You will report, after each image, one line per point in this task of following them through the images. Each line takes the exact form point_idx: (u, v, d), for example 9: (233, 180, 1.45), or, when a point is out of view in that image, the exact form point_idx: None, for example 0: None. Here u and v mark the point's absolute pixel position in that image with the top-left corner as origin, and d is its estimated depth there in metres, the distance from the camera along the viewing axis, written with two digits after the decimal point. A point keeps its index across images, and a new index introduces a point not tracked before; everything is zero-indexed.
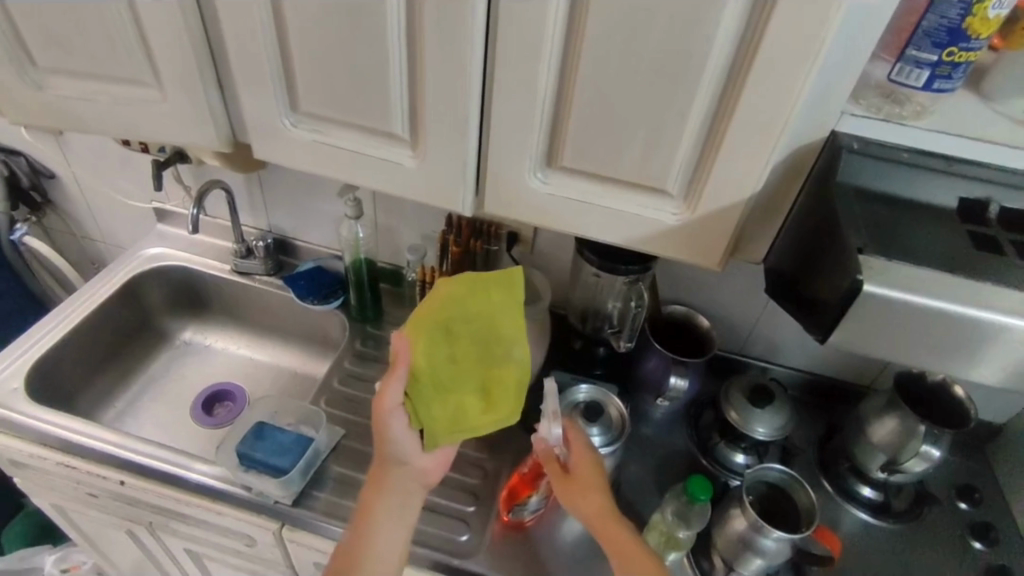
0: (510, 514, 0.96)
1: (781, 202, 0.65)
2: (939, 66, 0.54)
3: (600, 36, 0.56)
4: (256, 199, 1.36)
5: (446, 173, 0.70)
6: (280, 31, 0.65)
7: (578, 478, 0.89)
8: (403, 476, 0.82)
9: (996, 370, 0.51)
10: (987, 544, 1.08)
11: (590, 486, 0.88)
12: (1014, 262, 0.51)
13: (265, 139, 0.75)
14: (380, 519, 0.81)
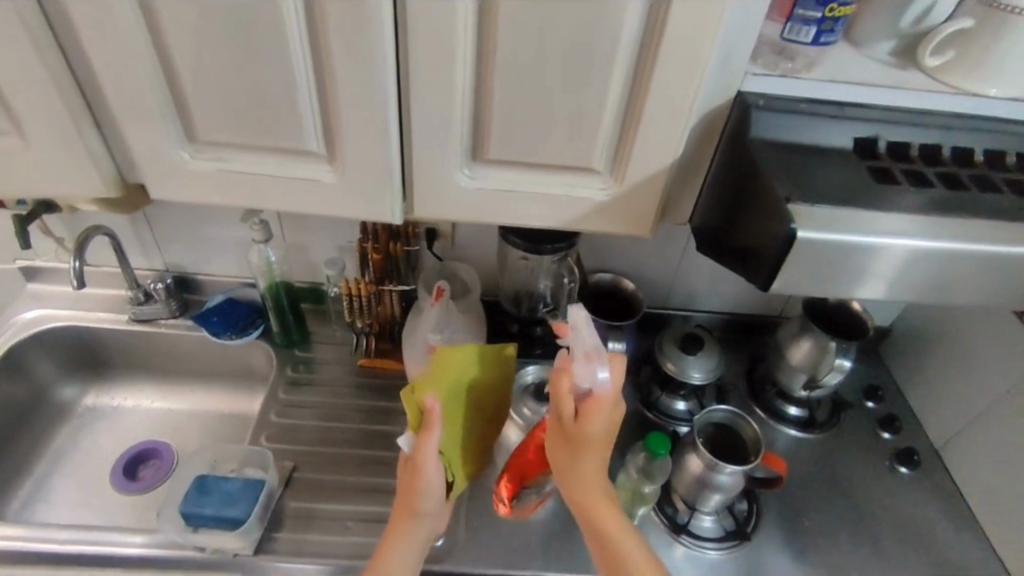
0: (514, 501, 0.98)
1: (699, 164, 0.69)
2: (824, 22, 0.59)
3: (512, 24, 0.56)
4: (143, 238, 1.24)
5: (370, 184, 0.68)
6: (163, 56, 0.59)
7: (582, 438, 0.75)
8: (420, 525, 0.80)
9: (898, 286, 0.58)
10: (894, 433, 1.22)
11: (589, 449, 0.76)
12: (903, 189, 0.58)
13: (161, 176, 0.68)
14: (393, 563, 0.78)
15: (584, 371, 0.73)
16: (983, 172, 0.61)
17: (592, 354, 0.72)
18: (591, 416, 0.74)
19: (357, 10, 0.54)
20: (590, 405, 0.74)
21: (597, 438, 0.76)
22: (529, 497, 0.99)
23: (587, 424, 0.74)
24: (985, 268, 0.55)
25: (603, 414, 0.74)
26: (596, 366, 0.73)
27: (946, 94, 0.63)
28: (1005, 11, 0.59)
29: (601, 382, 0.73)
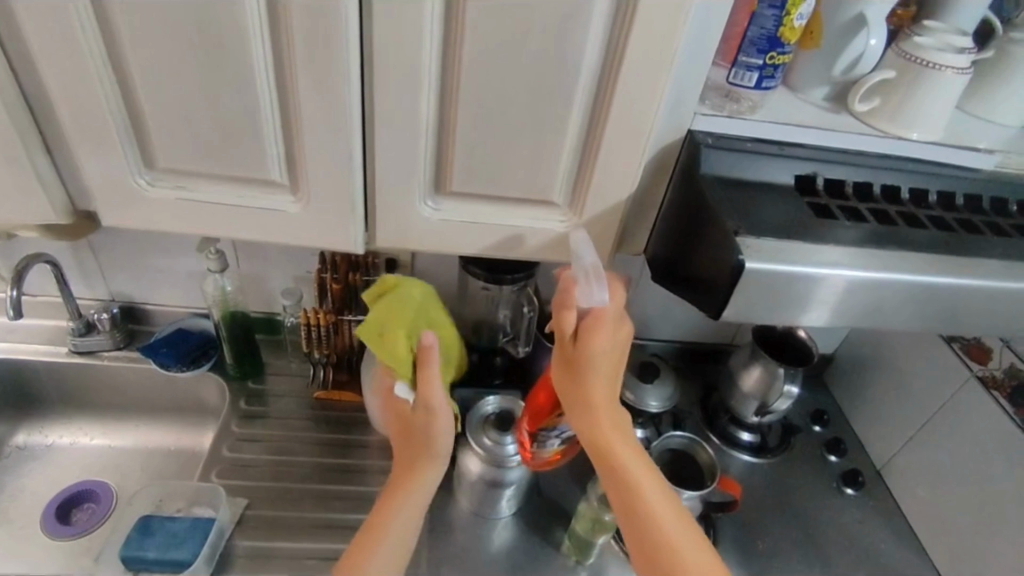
0: (534, 447, 1.00)
1: (653, 197, 0.72)
2: (765, 68, 0.63)
3: (476, 61, 0.58)
4: (89, 267, 1.20)
5: (333, 213, 0.68)
6: (124, 83, 0.58)
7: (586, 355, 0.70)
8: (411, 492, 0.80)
9: (840, 317, 0.61)
10: (839, 456, 1.27)
11: (594, 371, 0.72)
12: (840, 223, 0.62)
13: (114, 204, 0.67)
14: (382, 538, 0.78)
15: (583, 291, 0.69)
16: (910, 209, 0.66)
17: (592, 272, 0.69)
18: (596, 333, 0.70)
19: (325, 45, 0.55)
20: (593, 324, 0.70)
21: (603, 360, 0.71)
22: (548, 441, 1.00)
23: (591, 344, 0.70)
24: (914, 298, 0.59)
25: (607, 330, 0.70)
26: (596, 285, 0.69)
27: (874, 137, 0.68)
28: (918, 64, 0.66)
29: (601, 302, 0.69)
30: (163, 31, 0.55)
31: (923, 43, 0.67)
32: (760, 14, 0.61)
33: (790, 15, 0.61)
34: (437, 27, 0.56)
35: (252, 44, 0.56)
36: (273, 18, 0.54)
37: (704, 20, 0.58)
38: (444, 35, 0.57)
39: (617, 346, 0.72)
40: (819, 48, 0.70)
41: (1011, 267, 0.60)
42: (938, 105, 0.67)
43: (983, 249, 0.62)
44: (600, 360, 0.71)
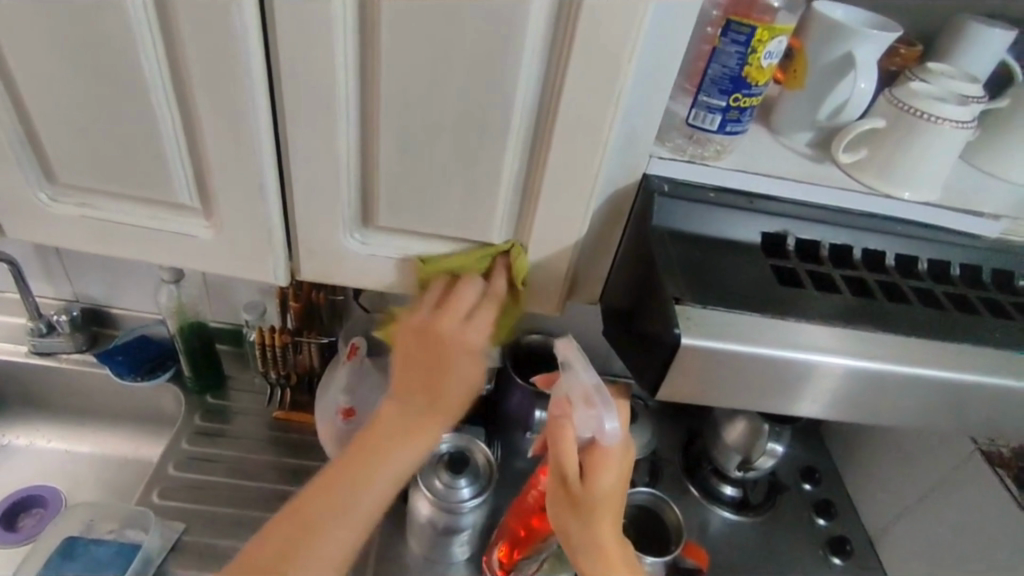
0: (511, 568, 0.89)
1: (608, 244, 0.65)
2: (729, 111, 0.55)
3: (395, 87, 0.52)
4: (52, 266, 1.17)
5: (249, 244, 0.62)
6: (16, 96, 0.55)
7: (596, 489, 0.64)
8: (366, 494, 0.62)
9: (828, 405, 0.53)
10: (829, 519, 1.17)
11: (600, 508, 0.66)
12: (808, 293, 0.54)
13: (19, 218, 0.62)
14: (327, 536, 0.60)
15: (584, 415, 0.64)
16: (893, 278, 0.58)
17: (593, 395, 0.64)
18: (604, 467, 0.64)
19: (224, 68, 0.51)
20: (597, 457, 0.65)
21: (610, 500, 0.66)
22: (526, 565, 0.88)
23: (599, 482, 0.64)
24: (896, 386, 0.51)
25: (614, 464, 0.65)
26: (602, 409, 0.63)
27: (858, 194, 0.60)
28: (913, 115, 0.58)
29: (609, 431, 0.64)
30: (51, 45, 0.51)
31: (921, 91, 0.59)
32: (722, 50, 0.52)
33: (757, 53, 0.52)
34: (350, 50, 0.51)
35: (146, 59, 0.51)
36: (166, 38, 0.50)
37: (653, 58, 0.51)
38: (360, 61, 0.51)
39: (622, 485, 0.66)
40: (803, 89, 0.62)
41: (1006, 357, 0.52)
42: (932, 163, 0.59)
43: (978, 333, 0.53)
44: (608, 499, 0.65)
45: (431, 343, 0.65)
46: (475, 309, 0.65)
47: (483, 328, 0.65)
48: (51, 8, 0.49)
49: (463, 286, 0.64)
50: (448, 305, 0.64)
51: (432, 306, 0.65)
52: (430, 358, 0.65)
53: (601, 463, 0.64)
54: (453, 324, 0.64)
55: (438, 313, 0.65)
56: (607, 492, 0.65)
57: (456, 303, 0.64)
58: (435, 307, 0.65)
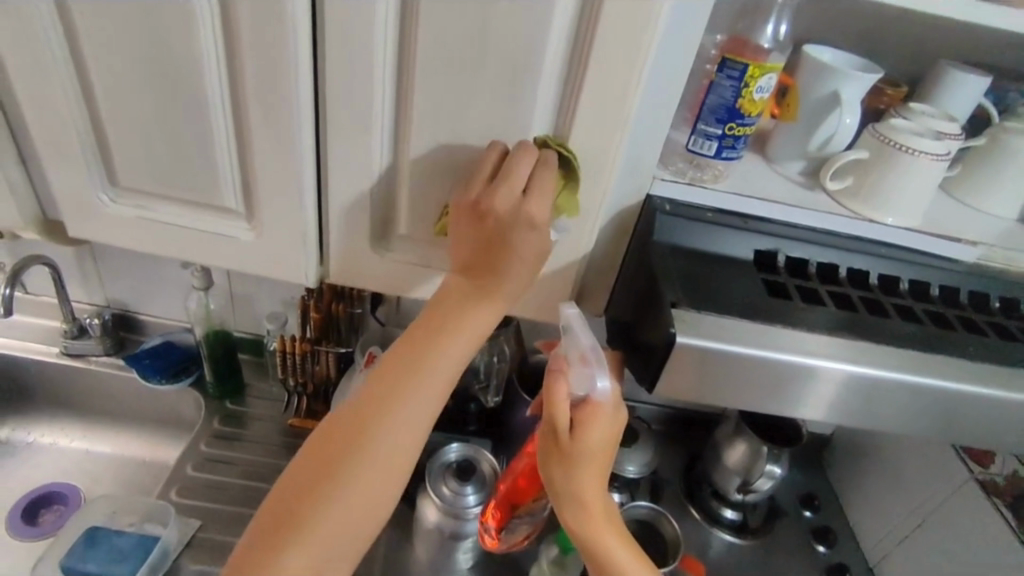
0: (503, 535, 0.97)
1: (614, 257, 0.70)
2: (725, 138, 0.61)
3: (427, 108, 0.58)
4: (89, 272, 1.23)
5: (284, 246, 0.68)
6: (92, 108, 0.62)
7: (583, 442, 0.67)
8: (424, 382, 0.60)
9: (821, 408, 0.57)
10: (828, 546, 1.17)
11: (586, 461, 0.68)
12: (795, 305, 0.59)
13: (81, 217, 0.69)
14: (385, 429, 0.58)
15: (580, 374, 0.67)
16: (874, 295, 0.63)
17: (589, 356, 0.66)
18: (592, 423, 0.66)
19: (278, 88, 0.58)
20: (588, 414, 0.67)
21: (595, 451, 0.68)
22: (518, 527, 0.97)
23: (587, 436, 0.66)
24: (876, 390, 0.55)
25: (601, 421, 0.67)
26: (595, 369, 0.66)
27: (845, 218, 0.66)
28: (891, 146, 0.64)
29: (600, 389, 0.67)
30: (129, 64, 0.58)
31: (900, 126, 0.65)
32: (718, 84, 0.59)
33: (749, 87, 0.58)
34: (389, 77, 0.57)
35: (210, 78, 0.58)
36: (229, 61, 0.57)
37: (657, 90, 0.58)
38: (398, 87, 0.58)
39: (608, 442, 0.68)
40: (795, 121, 0.68)
41: (978, 368, 0.56)
42: (911, 191, 0.64)
43: (954, 346, 0.58)
44: (594, 454, 0.68)
45: (478, 223, 0.58)
46: (527, 186, 0.57)
47: (546, 200, 0.58)
48: (133, 31, 0.56)
49: (519, 156, 0.57)
50: (483, 176, 0.58)
51: (480, 179, 0.59)
52: (482, 235, 0.59)
53: (590, 420, 0.67)
54: (505, 198, 0.57)
55: (479, 188, 0.58)
56: (595, 443, 0.67)
57: (513, 175, 0.57)
58: (488, 179, 0.59)
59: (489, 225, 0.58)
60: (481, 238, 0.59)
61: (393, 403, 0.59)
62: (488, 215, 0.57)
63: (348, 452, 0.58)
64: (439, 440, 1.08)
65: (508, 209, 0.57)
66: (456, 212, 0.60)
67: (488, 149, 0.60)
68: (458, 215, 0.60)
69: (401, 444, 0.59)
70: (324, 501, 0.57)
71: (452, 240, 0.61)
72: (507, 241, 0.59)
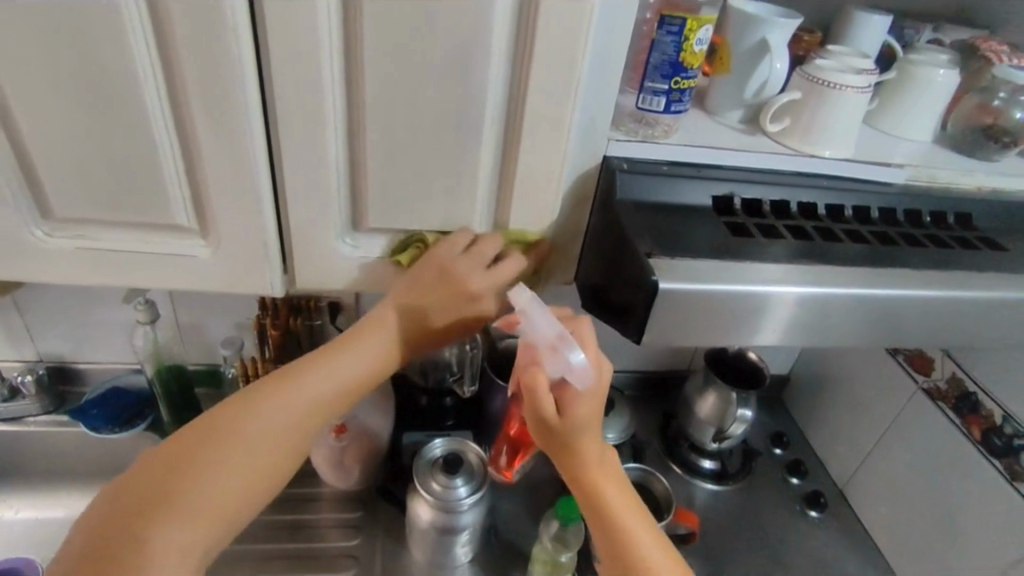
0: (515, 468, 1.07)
1: (579, 223, 0.71)
2: (672, 92, 0.65)
3: (378, 94, 0.57)
4: (13, 326, 1.13)
5: (245, 257, 0.65)
6: (13, 134, 0.57)
7: (571, 418, 0.66)
8: (300, 399, 0.66)
9: (792, 334, 0.60)
10: (801, 478, 1.23)
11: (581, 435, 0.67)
12: (758, 240, 0.62)
13: (12, 255, 0.64)
14: (258, 431, 0.64)
15: (554, 360, 0.64)
16: (825, 224, 0.67)
17: (558, 342, 0.64)
18: (576, 399, 0.65)
19: (221, 90, 0.55)
20: (570, 392, 0.66)
21: (586, 423, 0.67)
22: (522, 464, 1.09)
23: (574, 411, 0.66)
24: (844, 307, 0.58)
25: (586, 395, 0.65)
26: (567, 351, 0.64)
27: (787, 156, 0.70)
28: (823, 85, 0.68)
29: (579, 368, 0.64)
30: (53, 81, 0.54)
31: (825, 66, 0.70)
32: (660, 41, 0.63)
33: (690, 40, 0.62)
34: (337, 66, 0.56)
35: (145, 86, 0.55)
36: (165, 68, 0.54)
37: (604, 51, 0.59)
38: (345, 73, 0.56)
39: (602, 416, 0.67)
40: (729, 73, 0.72)
41: (924, 273, 0.61)
42: (842, 123, 0.69)
43: (900, 259, 0.63)
44: (588, 428, 0.67)
45: (447, 283, 0.66)
46: (507, 280, 0.68)
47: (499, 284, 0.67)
48: (53, 43, 0.52)
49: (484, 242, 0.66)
50: (479, 253, 0.66)
51: (456, 246, 0.65)
52: (452, 295, 0.68)
53: (574, 398, 0.66)
54: (477, 275, 0.66)
55: (465, 253, 0.66)
56: (584, 416, 0.66)
57: (484, 251, 0.66)
58: (483, 261, 0.66)
59: (466, 300, 0.68)
60: (443, 288, 0.67)
61: (263, 410, 0.64)
62: (450, 262, 0.65)
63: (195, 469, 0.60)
64: (422, 438, 1.06)
65: (479, 291, 0.67)
66: (430, 263, 0.65)
67: (453, 153, 0.61)
68: (429, 266, 0.65)
69: (264, 448, 0.64)
70: (178, 495, 0.59)
71: (414, 275, 0.67)
72: (465, 306, 0.69)
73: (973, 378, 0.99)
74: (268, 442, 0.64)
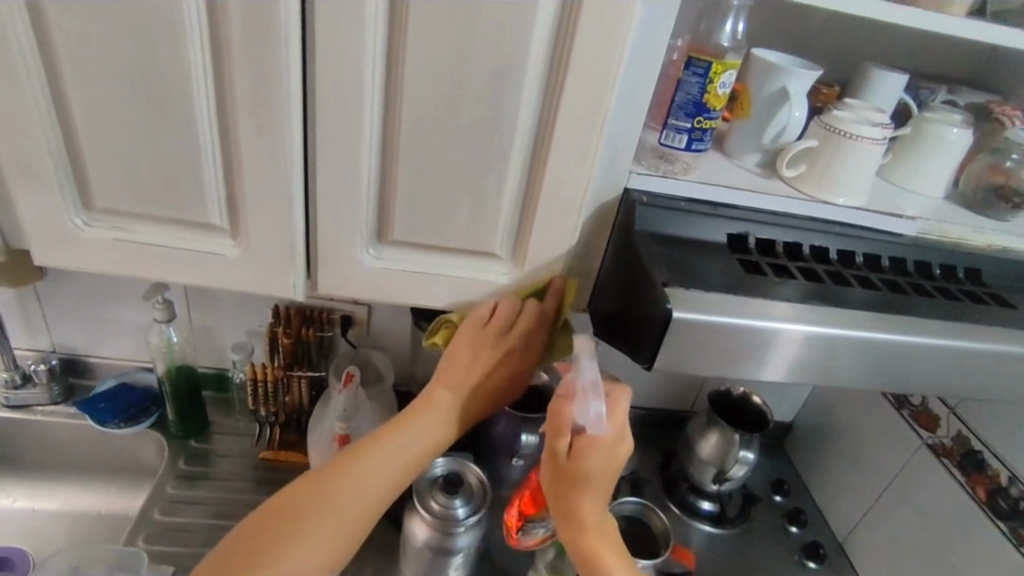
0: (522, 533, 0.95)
1: (596, 251, 0.73)
2: (694, 131, 0.69)
3: (415, 115, 0.60)
4: (31, 315, 1.16)
5: (272, 260, 0.68)
6: (66, 126, 0.61)
7: (580, 467, 0.66)
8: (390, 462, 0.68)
9: (797, 372, 0.61)
10: (800, 527, 1.22)
11: (586, 487, 0.67)
12: (770, 279, 0.64)
13: (51, 242, 0.67)
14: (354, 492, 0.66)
15: (583, 403, 0.64)
16: (836, 268, 0.69)
17: (589, 391, 0.64)
18: (590, 451, 0.66)
19: (267, 99, 0.58)
20: (587, 442, 0.66)
21: (595, 479, 0.67)
22: (534, 530, 0.95)
23: (586, 461, 0.66)
24: (852, 350, 0.60)
25: (601, 450, 0.66)
26: (597, 399, 0.64)
27: (803, 201, 0.72)
28: (839, 135, 0.71)
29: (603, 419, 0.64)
30: (111, 80, 0.58)
31: (843, 117, 0.72)
32: (686, 82, 0.67)
33: (714, 83, 0.66)
34: (378, 83, 0.59)
35: (196, 92, 0.58)
36: (216, 76, 0.58)
37: (630, 90, 0.62)
38: (385, 93, 0.60)
39: (609, 473, 0.67)
40: (749, 117, 0.74)
41: (932, 323, 0.62)
42: (858, 173, 0.71)
43: (906, 307, 0.64)
44: (593, 484, 0.67)
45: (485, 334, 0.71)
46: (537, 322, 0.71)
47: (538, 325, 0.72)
48: (114, 44, 0.56)
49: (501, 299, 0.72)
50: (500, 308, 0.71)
51: (479, 315, 0.72)
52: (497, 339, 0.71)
53: (587, 450, 0.66)
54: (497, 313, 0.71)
55: (491, 317, 0.72)
56: (593, 470, 0.66)
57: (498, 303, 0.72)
58: (508, 312, 0.71)
59: (497, 338, 0.71)
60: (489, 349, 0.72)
61: (367, 464, 0.67)
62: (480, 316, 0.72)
63: (303, 518, 0.64)
64: None
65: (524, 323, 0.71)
66: (463, 335, 0.71)
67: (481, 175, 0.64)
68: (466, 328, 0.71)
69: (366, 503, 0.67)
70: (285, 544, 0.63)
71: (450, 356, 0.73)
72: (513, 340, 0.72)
73: (978, 437, 0.99)
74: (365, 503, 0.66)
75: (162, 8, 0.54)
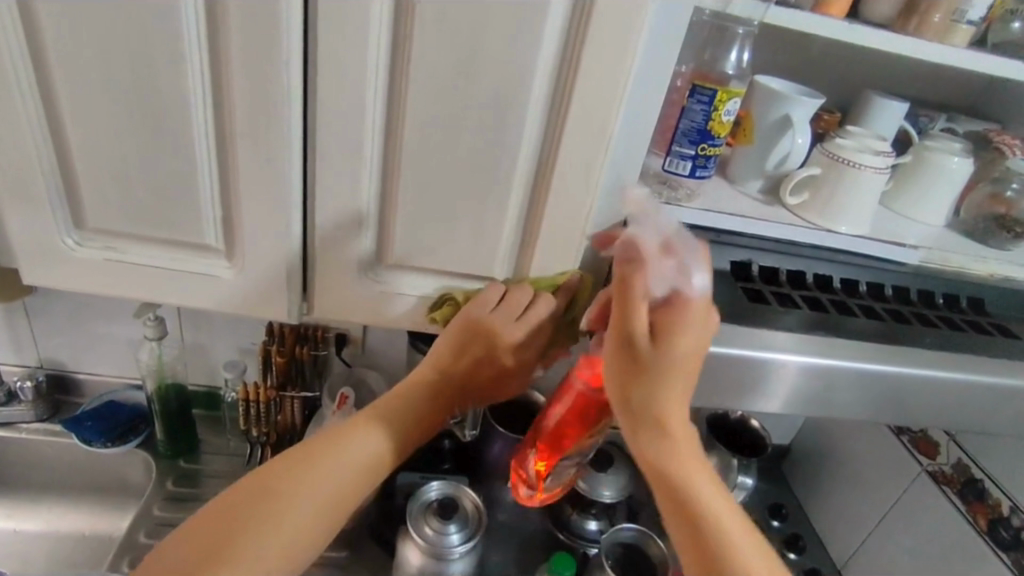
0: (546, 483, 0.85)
1: (598, 277, 0.72)
2: (698, 158, 0.69)
3: (417, 138, 0.59)
4: (19, 331, 1.13)
5: (268, 281, 0.66)
6: (60, 142, 0.59)
7: (666, 355, 0.53)
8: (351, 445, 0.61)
9: (802, 404, 0.60)
10: (799, 553, 1.19)
11: (668, 382, 0.54)
12: (774, 308, 0.63)
13: (41, 260, 0.65)
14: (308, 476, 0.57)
15: (660, 265, 0.55)
16: (840, 297, 0.68)
17: (675, 244, 0.56)
18: (681, 323, 0.54)
19: (268, 119, 0.57)
20: (674, 314, 0.54)
21: (686, 364, 0.54)
22: (562, 473, 0.86)
23: (677, 341, 0.53)
24: (857, 381, 0.59)
25: (695, 325, 0.54)
26: (687, 261, 0.55)
27: (807, 228, 0.72)
28: (842, 163, 0.71)
29: (693, 282, 0.54)
30: (107, 97, 0.57)
31: (845, 144, 0.72)
32: (690, 110, 0.68)
33: (719, 111, 0.67)
34: (380, 106, 0.58)
35: (194, 110, 0.57)
36: (216, 95, 0.57)
37: (633, 118, 0.61)
38: (387, 116, 0.59)
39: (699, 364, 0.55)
40: (752, 144, 0.75)
41: (938, 354, 0.61)
42: (862, 201, 0.71)
43: (911, 337, 0.63)
44: (682, 373, 0.54)
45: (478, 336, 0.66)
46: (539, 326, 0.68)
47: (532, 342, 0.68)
48: (112, 60, 0.55)
49: (516, 287, 0.67)
50: (510, 302, 0.66)
51: (486, 302, 0.66)
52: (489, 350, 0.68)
53: (679, 327, 0.54)
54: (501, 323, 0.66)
55: (497, 308, 0.66)
56: (684, 351, 0.54)
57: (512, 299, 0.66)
58: (515, 313, 0.66)
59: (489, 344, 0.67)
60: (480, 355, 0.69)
61: (321, 451, 0.59)
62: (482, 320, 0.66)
63: (253, 511, 0.54)
64: (416, 479, 1.04)
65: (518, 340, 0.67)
66: (461, 324, 0.66)
67: (483, 198, 0.63)
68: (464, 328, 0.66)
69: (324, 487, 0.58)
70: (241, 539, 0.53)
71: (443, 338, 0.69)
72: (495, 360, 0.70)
73: (980, 466, 0.98)
74: (322, 487, 0.58)
75: (163, 26, 0.54)
